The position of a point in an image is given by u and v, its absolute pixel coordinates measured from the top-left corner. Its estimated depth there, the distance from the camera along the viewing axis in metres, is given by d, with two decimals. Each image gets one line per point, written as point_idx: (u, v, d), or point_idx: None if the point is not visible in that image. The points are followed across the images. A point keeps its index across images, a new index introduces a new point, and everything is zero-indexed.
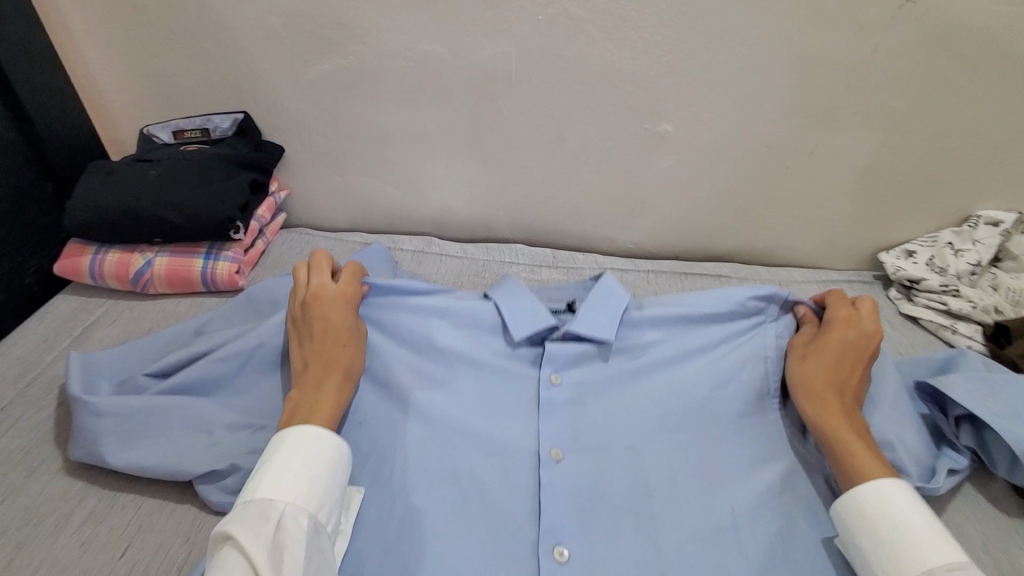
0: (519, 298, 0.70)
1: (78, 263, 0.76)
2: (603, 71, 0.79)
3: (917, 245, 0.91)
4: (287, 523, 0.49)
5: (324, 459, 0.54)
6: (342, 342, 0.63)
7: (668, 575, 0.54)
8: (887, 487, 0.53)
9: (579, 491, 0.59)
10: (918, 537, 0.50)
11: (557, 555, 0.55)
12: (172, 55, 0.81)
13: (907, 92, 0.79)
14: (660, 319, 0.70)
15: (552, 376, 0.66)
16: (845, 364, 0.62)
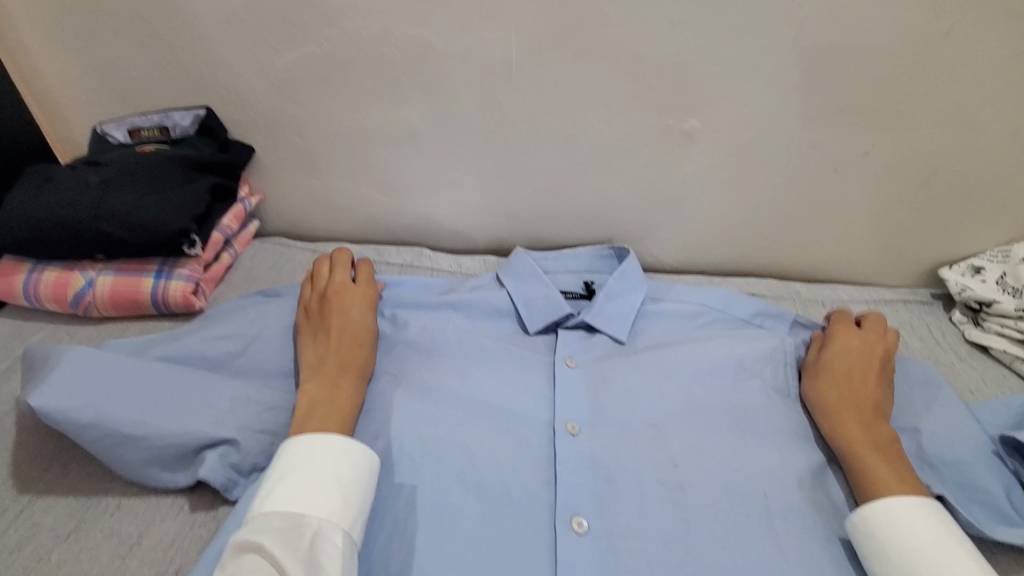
0: (530, 282, 0.74)
1: (10, 283, 0.65)
2: (620, 59, 0.67)
3: (985, 259, 0.78)
4: (324, 540, 0.44)
5: (359, 470, 0.49)
6: (367, 343, 0.61)
7: (692, 555, 0.52)
8: (893, 508, 0.50)
9: (600, 468, 0.58)
10: (933, 558, 0.47)
11: (575, 526, 0.54)
12: (122, 41, 0.71)
13: (982, 83, 0.66)
14: (672, 317, 0.74)
15: (568, 359, 0.67)
16: (853, 376, 0.61)
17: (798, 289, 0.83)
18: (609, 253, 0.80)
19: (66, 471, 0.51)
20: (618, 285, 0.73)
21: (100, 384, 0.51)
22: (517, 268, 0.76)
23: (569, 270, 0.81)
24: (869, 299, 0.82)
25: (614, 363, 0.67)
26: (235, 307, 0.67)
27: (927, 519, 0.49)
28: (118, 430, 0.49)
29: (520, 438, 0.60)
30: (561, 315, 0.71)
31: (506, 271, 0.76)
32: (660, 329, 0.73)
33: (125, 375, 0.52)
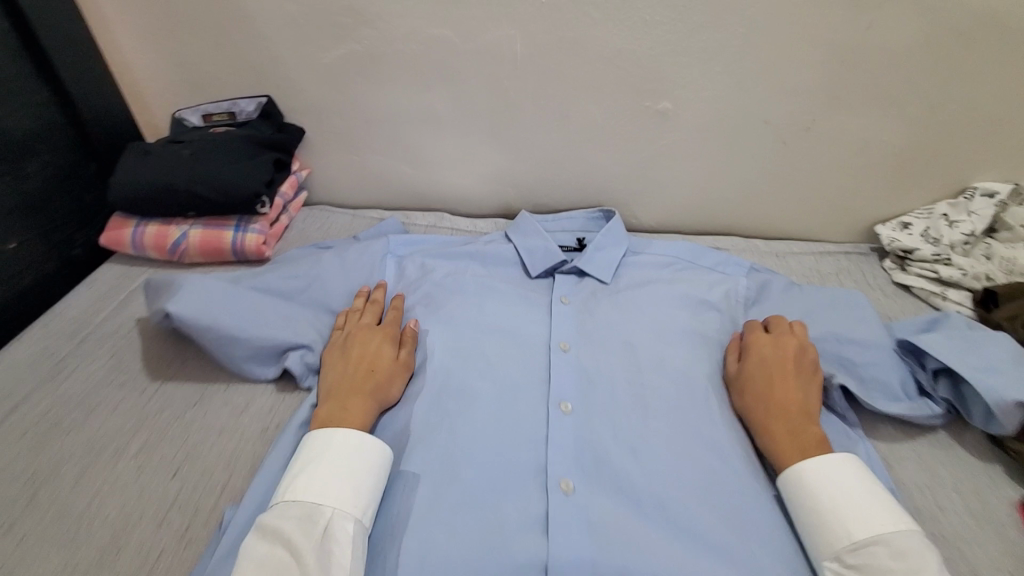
0: (533, 237, 0.89)
1: (121, 234, 0.84)
2: (605, 52, 0.82)
3: (912, 217, 0.94)
4: (334, 528, 0.51)
5: (370, 466, 0.56)
6: (391, 367, 0.68)
7: (651, 418, 0.67)
8: (823, 480, 0.57)
9: (585, 371, 0.72)
10: (844, 522, 0.54)
11: (563, 407, 0.67)
12: (199, 43, 0.86)
13: (903, 69, 0.81)
14: (650, 265, 0.90)
15: (563, 297, 0.82)
16: (774, 383, 0.66)
17: (758, 244, 0.99)
18: (599, 215, 0.94)
19: (189, 369, 0.69)
20: (605, 239, 0.89)
21: (212, 300, 0.68)
22: (522, 226, 0.91)
23: (565, 229, 0.96)
24: (818, 252, 0.98)
25: (601, 301, 0.83)
26: (296, 256, 0.84)
27: (854, 490, 0.56)
28: (231, 331, 0.67)
29: (525, 350, 0.75)
30: (557, 261, 0.86)
31: (513, 229, 0.91)
32: (636, 274, 0.88)
33: (230, 296, 0.70)
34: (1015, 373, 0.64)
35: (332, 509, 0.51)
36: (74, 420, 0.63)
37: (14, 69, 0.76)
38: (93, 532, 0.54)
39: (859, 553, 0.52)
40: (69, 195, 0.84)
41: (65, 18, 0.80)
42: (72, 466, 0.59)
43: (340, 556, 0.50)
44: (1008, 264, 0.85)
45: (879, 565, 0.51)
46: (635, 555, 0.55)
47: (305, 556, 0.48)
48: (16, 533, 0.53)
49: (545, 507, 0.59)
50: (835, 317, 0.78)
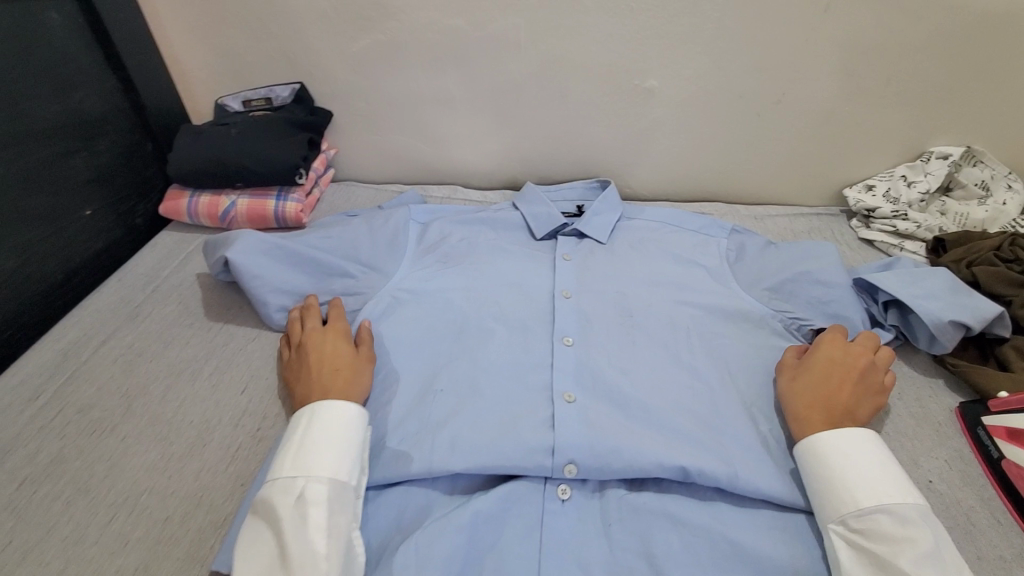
0: (538, 204, 0.95)
1: (178, 204, 0.97)
2: (597, 36, 0.94)
3: (876, 179, 1.05)
4: (309, 492, 0.53)
5: (335, 431, 0.57)
6: (362, 372, 0.67)
7: (640, 343, 0.75)
8: (836, 450, 0.58)
9: (586, 313, 0.79)
10: (852, 490, 0.55)
11: (565, 341, 0.73)
12: (241, 36, 0.98)
13: (860, 46, 0.92)
14: (646, 226, 0.95)
15: (565, 255, 0.88)
16: (834, 381, 0.64)
17: (738, 209, 1.10)
18: (597, 185, 1.04)
19: (246, 312, 0.81)
20: (601, 206, 0.95)
21: (260, 254, 0.78)
22: (529, 196, 0.97)
23: (567, 198, 1.05)
24: (792, 214, 1.09)
25: (599, 259, 0.89)
26: (332, 222, 0.94)
27: (865, 460, 0.57)
28: (273, 282, 0.78)
29: (532, 299, 0.81)
30: (560, 224, 0.93)
31: (520, 199, 0.98)
32: (633, 237, 0.94)
33: (275, 250, 0.79)
34: (952, 300, 0.75)
35: (306, 475, 0.53)
36: (155, 349, 0.74)
37: (87, 60, 0.88)
38: (181, 431, 0.64)
39: (863, 519, 0.53)
40: (130, 170, 0.96)
41: (128, 14, 0.92)
42: (157, 384, 0.69)
43: (318, 514, 0.51)
44: (960, 219, 1.00)
45: (881, 531, 0.52)
46: (628, 441, 0.61)
47: (282, 520, 0.50)
48: (117, 433, 0.64)
49: (551, 412, 0.65)
50: (821, 261, 0.82)
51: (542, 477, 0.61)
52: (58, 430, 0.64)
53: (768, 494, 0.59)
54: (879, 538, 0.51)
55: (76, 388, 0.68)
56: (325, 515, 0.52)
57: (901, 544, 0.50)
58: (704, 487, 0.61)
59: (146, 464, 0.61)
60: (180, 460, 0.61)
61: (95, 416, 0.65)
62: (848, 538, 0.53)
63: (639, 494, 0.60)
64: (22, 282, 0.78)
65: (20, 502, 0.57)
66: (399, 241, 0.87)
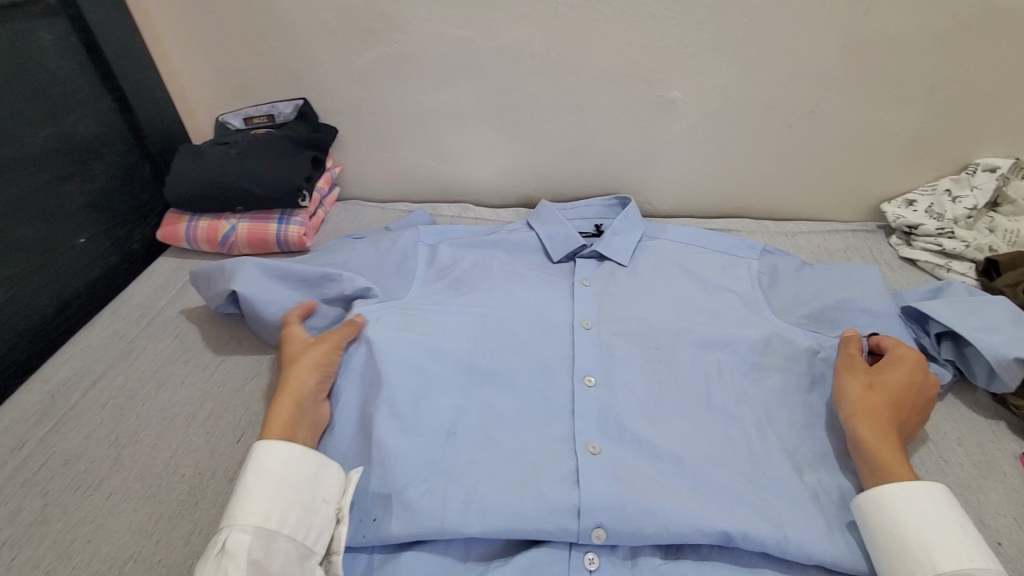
0: (553, 224, 0.87)
1: (177, 229, 0.93)
2: (617, 45, 0.88)
3: (917, 194, 0.98)
4: (230, 544, 0.49)
5: (272, 472, 0.53)
6: (310, 361, 0.65)
7: (667, 382, 0.69)
8: (902, 501, 0.52)
9: (608, 346, 0.72)
10: (929, 551, 0.49)
11: (587, 381, 0.67)
12: (241, 51, 0.93)
13: (902, 52, 0.85)
14: (671, 244, 0.86)
15: (583, 279, 0.81)
16: (901, 406, 0.60)
17: (768, 225, 1.04)
18: (616, 202, 0.96)
19: (245, 347, 0.76)
20: (622, 224, 0.86)
21: (263, 279, 0.73)
22: (543, 214, 0.88)
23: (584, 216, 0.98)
24: (826, 230, 1.02)
25: (622, 284, 0.81)
26: (334, 247, 0.89)
27: (934, 515, 0.51)
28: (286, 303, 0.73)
29: (549, 329, 0.75)
30: (578, 245, 0.85)
31: (535, 217, 0.89)
32: (657, 257, 0.85)
33: (278, 270, 0.74)
34: (1012, 331, 0.67)
35: (228, 525, 0.50)
36: (148, 392, 0.69)
37: (80, 80, 0.84)
38: (173, 487, 0.59)
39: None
40: (127, 194, 0.92)
41: (123, 31, 0.87)
42: (148, 431, 0.64)
43: (234, 569, 0.47)
44: (1011, 236, 0.91)
45: None
46: (663, 500, 0.55)
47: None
48: (105, 488, 0.59)
49: (575, 466, 0.60)
50: (864, 290, 0.75)
51: (567, 542, 0.55)
52: (41, 486, 0.59)
53: (823, 559, 0.52)
54: None
55: (63, 436, 0.64)
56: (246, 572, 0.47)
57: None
58: (747, 552, 0.54)
59: (133, 527, 0.55)
60: (170, 521, 0.56)
61: (81, 469, 0.60)
62: None
63: (676, 564, 0.54)
64: (11, 319, 0.74)
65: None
66: (404, 263, 0.83)
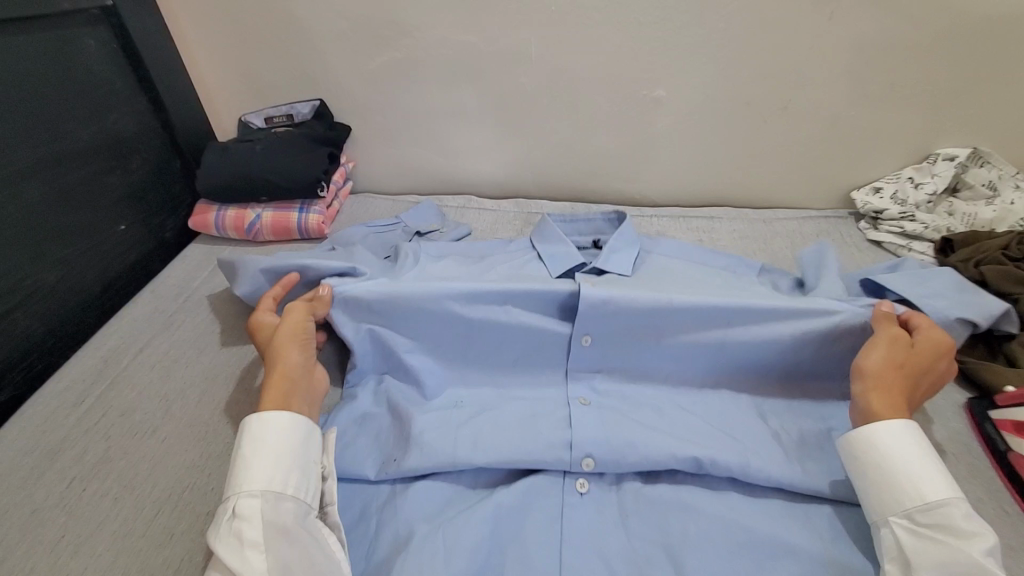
0: (554, 242, 0.88)
1: (206, 218, 1.02)
2: (605, 48, 0.97)
3: (883, 182, 1.07)
4: (240, 508, 0.51)
5: (266, 439, 0.55)
6: (287, 332, 0.64)
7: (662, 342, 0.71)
8: (889, 445, 0.55)
9: (614, 298, 0.70)
10: (916, 484, 0.52)
11: (582, 341, 0.71)
12: (263, 56, 1.03)
13: (862, 52, 0.94)
14: (673, 251, 0.90)
15: (587, 279, 0.80)
16: (912, 386, 0.61)
17: (747, 212, 1.12)
18: (614, 217, 0.94)
19: None
20: (619, 241, 0.87)
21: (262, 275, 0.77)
22: (545, 231, 0.90)
23: (582, 232, 0.96)
24: (802, 216, 1.11)
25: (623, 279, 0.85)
26: (347, 238, 0.98)
27: (919, 456, 0.53)
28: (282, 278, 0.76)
29: None
30: (577, 261, 0.85)
31: (538, 236, 0.91)
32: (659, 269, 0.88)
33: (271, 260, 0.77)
34: (956, 298, 0.75)
35: (236, 493, 0.51)
36: (190, 356, 0.78)
37: (121, 82, 0.93)
38: (217, 432, 0.67)
39: (932, 513, 0.50)
40: (160, 186, 1.00)
41: (158, 39, 0.97)
42: (193, 388, 0.73)
43: (249, 530, 0.50)
44: (968, 220, 1.00)
45: (952, 525, 0.49)
46: (645, 436, 0.63)
47: (217, 544, 0.49)
48: (159, 434, 0.67)
49: (568, 413, 0.68)
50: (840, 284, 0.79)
51: (561, 471, 0.63)
52: (103, 433, 0.67)
53: (782, 481, 0.60)
54: (952, 536, 0.49)
55: (118, 393, 0.72)
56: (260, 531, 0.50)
57: (971, 537, 0.48)
58: (717, 478, 0.63)
59: (184, 463, 0.64)
60: (216, 459, 0.64)
61: (136, 419, 0.69)
62: (916, 532, 0.51)
63: (655, 486, 0.62)
64: (64, 294, 0.82)
65: (73, 500, 0.61)
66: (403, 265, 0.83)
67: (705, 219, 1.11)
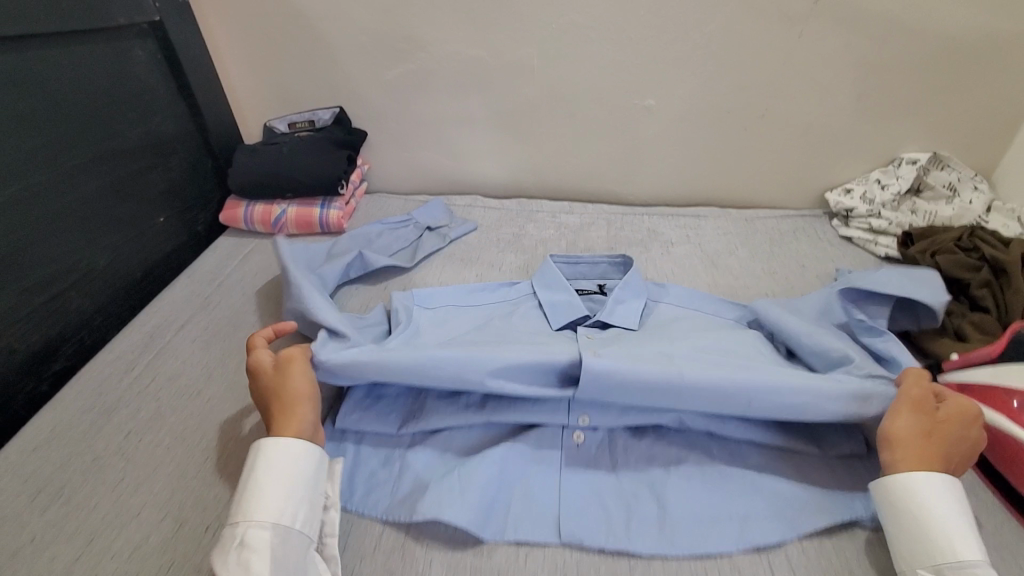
0: (557, 292, 0.88)
1: (236, 212, 1.12)
2: (600, 62, 1.07)
3: (853, 183, 1.17)
4: (250, 538, 0.52)
5: (281, 473, 0.57)
6: (292, 388, 0.64)
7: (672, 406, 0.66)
8: (931, 500, 0.55)
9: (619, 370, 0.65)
10: (951, 541, 0.52)
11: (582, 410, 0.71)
12: (290, 67, 1.13)
13: (829, 67, 1.05)
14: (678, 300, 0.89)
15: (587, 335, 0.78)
16: (953, 461, 0.58)
17: (731, 212, 1.22)
18: (620, 263, 0.96)
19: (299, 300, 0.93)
20: (624, 292, 0.87)
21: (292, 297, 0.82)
22: (547, 277, 0.90)
23: (586, 274, 0.97)
24: (781, 215, 1.21)
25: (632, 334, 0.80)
26: (364, 236, 1.08)
27: (956, 514, 0.54)
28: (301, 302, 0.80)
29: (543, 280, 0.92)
30: (581, 314, 0.84)
31: (541, 282, 0.90)
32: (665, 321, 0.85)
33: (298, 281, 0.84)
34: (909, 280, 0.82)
35: (247, 522, 0.53)
36: (226, 331, 0.86)
37: (163, 89, 1.03)
38: (254, 394, 0.76)
39: (963, 572, 0.51)
40: (193, 184, 1.10)
41: (196, 51, 1.08)
42: (232, 358, 0.81)
43: (259, 559, 0.51)
44: (929, 217, 1.09)
45: None
46: None
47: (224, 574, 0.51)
48: (202, 395, 0.76)
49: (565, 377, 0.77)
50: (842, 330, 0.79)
51: (560, 425, 0.72)
52: (153, 394, 0.76)
53: (752, 432, 0.69)
54: None
55: (165, 362, 0.81)
56: (267, 562, 0.51)
57: None
58: (696, 432, 0.71)
59: (227, 418, 0.72)
60: (255, 415, 0.73)
61: (182, 383, 0.78)
62: None
63: (642, 437, 0.71)
64: (112, 278, 0.91)
65: (130, 448, 0.69)
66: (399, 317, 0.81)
67: (692, 218, 1.20)
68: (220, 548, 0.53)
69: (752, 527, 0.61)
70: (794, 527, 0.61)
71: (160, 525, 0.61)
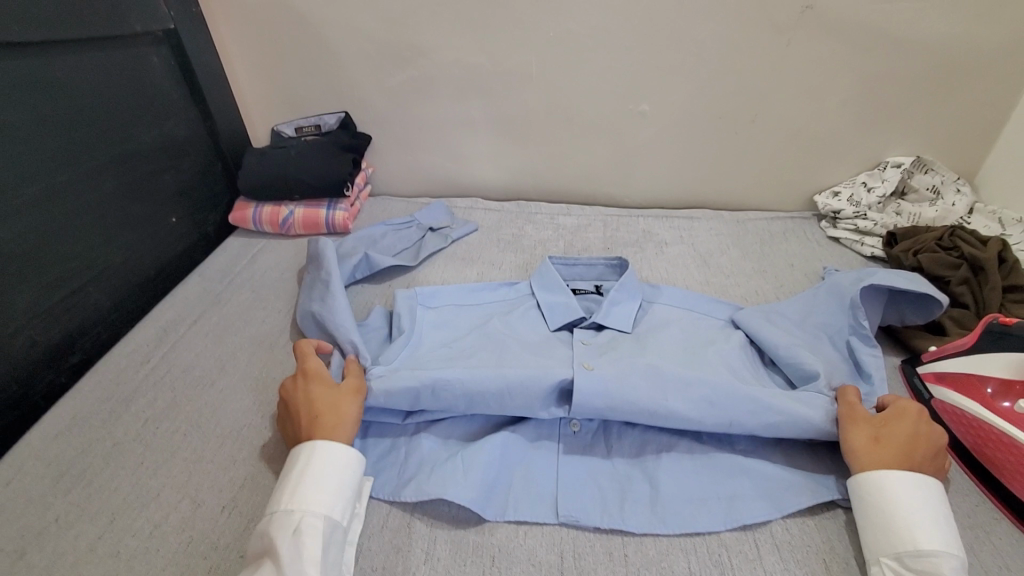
0: (554, 295, 0.90)
1: (245, 213, 1.15)
2: (596, 68, 1.12)
3: (840, 186, 1.21)
4: (304, 525, 0.56)
5: (336, 471, 0.60)
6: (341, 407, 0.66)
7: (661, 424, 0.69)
8: (895, 495, 0.58)
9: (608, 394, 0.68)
10: (912, 531, 0.56)
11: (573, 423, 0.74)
12: (297, 73, 1.18)
13: (815, 74, 1.09)
14: (671, 305, 0.91)
15: (583, 340, 0.81)
16: (913, 460, 0.61)
17: (724, 214, 1.26)
18: (616, 265, 0.99)
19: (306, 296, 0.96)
20: (619, 293, 0.89)
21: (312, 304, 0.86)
22: (546, 280, 0.93)
23: (584, 276, 1.00)
24: (771, 216, 1.25)
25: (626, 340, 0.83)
26: (369, 238, 1.12)
27: (920, 507, 0.57)
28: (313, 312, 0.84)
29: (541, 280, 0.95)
30: (578, 316, 0.86)
31: (539, 284, 0.93)
32: (658, 323, 0.89)
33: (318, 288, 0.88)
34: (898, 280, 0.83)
35: (305, 510, 0.56)
36: (237, 326, 0.90)
37: (177, 94, 1.07)
38: (265, 384, 0.79)
39: (921, 560, 0.54)
40: (204, 185, 1.14)
41: (207, 58, 1.12)
42: (242, 351, 0.85)
43: (312, 545, 0.54)
44: (913, 217, 1.13)
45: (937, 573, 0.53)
46: None
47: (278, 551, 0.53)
48: (216, 385, 0.79)
49: None
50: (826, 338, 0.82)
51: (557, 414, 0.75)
52: (168, 385, 0.80)
53: None
54: None
55: (178, 354, 0.85)
56: (320, 549, 0.55)
57: None
58: None
59: (239, 407, 0.76)
60: (266, 404, 0.76)
61: (195, 374, 0.81)
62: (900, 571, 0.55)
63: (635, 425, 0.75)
64: (127, 275, 0.95)
65: (147, 434, 0.73)
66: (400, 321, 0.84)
67: (686, 219, 1.24)
68: (270, 528, 0.56)
69: (739, 507, 0.64)
70: (779, 506, 0.64)
71: (179, 505, 0.64)
